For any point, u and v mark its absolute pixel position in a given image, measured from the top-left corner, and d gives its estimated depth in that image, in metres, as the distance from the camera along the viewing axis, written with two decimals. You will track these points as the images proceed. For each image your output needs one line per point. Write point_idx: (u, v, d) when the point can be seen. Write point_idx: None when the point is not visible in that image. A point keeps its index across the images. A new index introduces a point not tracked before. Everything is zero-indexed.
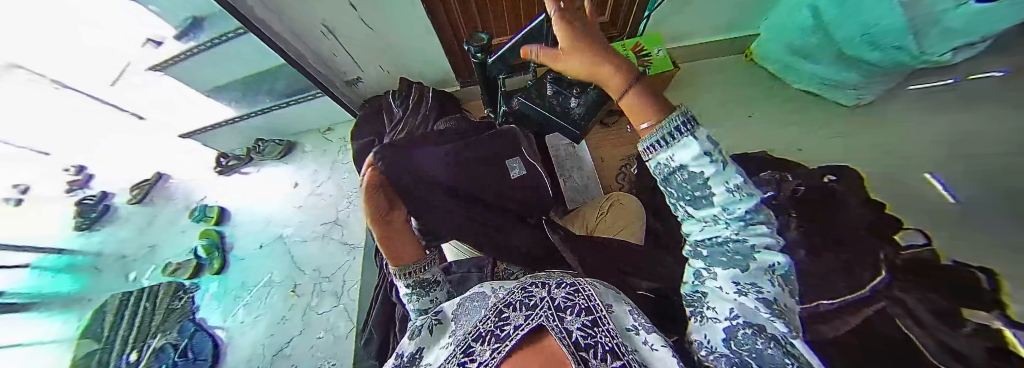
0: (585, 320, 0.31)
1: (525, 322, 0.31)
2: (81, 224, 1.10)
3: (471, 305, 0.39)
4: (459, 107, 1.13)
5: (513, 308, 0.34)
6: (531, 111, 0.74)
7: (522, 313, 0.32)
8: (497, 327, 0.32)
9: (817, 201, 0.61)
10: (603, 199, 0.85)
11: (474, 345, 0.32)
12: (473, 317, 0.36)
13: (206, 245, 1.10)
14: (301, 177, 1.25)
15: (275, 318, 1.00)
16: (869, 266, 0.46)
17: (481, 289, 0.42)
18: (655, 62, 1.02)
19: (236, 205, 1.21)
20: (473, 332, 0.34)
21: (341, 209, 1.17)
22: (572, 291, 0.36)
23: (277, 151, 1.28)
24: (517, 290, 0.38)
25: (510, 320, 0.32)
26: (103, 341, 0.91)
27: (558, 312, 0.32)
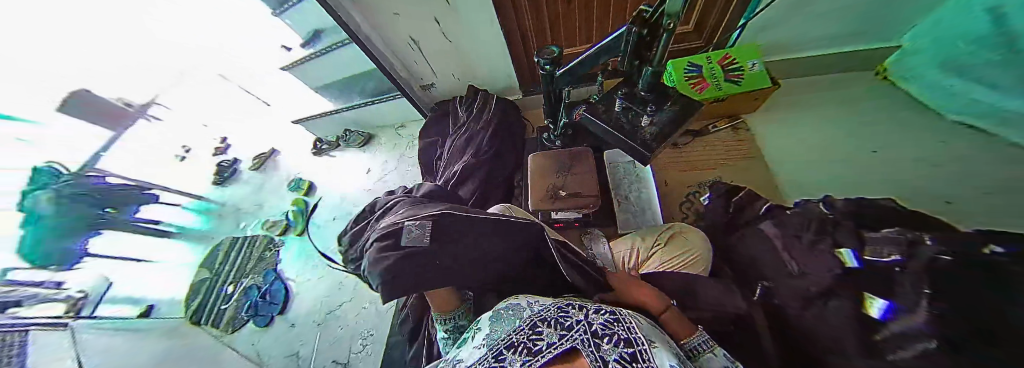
0: (622, 350, 0.30)
1: (560, 341, 0.33)
2: (218, 179, 1.41)
3: (508, 315, 0.41)
4: (519, 116, 1.17)
5: (549, 325, 0.36)
6: (595, 125, 0.72)
7: (557, 332, 0.34)
8: (531, 340, 0.34)
9: None
10: (662, 227, 0.78)
11: (507, 351, 0.33)
12: (510, 326, 0.38)
13: (296, 211, 1.32)
14: (374, 165, 1.41)
15: (332, 283, 1.11)
16: None
17: (517, 300, 0.45)
18: (747, 78, 0.90)
19: (322, 181, 1.42)
20: (508, 340, 0.36)
21: None
22: (610, 319, 0.35)
23: (359, 140, 1.48)
24: (554, 308, 0.39)
25: (544, 336, 0.34)
26: (212, 270, 1.16)
27: (594, 338, 0.32)
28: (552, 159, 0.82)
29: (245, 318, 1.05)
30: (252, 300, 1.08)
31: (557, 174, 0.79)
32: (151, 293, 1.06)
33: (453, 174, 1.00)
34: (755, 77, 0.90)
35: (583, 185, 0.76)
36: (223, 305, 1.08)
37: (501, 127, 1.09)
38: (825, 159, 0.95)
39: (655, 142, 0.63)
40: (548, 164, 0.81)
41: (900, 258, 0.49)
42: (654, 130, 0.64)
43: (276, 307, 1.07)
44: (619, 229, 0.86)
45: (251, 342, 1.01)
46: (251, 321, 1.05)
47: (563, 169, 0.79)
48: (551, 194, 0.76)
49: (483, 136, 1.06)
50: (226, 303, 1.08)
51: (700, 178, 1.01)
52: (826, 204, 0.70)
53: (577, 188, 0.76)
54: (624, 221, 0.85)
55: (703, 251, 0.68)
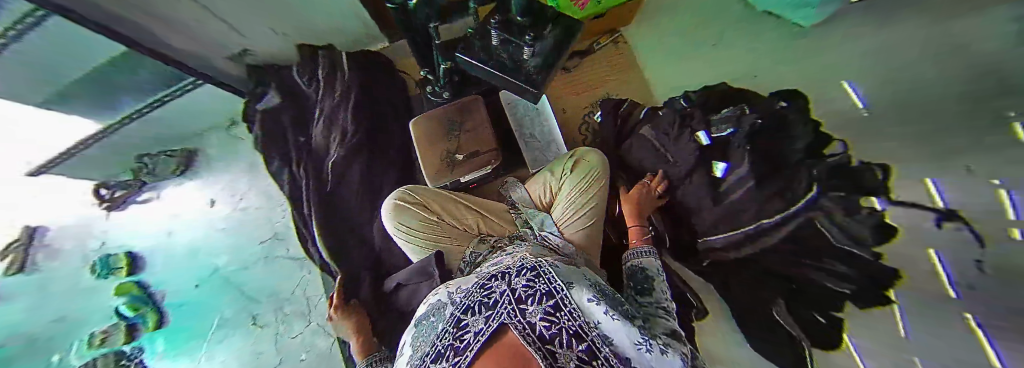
0: (545, 308, 0.34)
1: (487, 326, 0.33)
2: None
3: (430, 321, 0.40)
4: (388, 71, 0.92)
5: (474, 313, 0.36)
6: (476, 69, 0.59)
7: (481, 317, 0.35)
8: (458, 338, 0.34)
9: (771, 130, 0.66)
10: (566, 156, 0.79)
11: (439, 360, 0.33)
12: (438, 324, 0.39)
13: (130, 300, 0.91)
14: (219, 192, 1.04)
15: (247, 348, 0.93)
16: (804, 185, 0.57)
17: (440, 295, 0.44)
18: None
19: (147, 245, 0.99)
20: (433, 349, 0.35)
21: (279, 221, 1.04)
22: (530, 279, 0.39)
23: (172, 166, 1.02)
24: (477, 291, 0.39)
25: (473, 328, 0.34)
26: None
27: (519, 307, 0.35)
28: (437, 117, 0.70)
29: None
30: None
31: (448, 136, 0.69)
32: None
33: (331, 172, 0.80)
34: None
35: (480, 143, 0.70)
36: None
37: (366, 94, 0.85)
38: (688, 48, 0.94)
39: (539, 75, 0.56)
40: (434, 125, 0.70)
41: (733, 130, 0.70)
42: (539, 61, 0.56)
43: None
44: (530, 168, 0.85)
45: None
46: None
47: (454, 128, 0.69)
48: (447, 162, 0.69)
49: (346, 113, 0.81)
50: None
51: (593, 97, 1.02)
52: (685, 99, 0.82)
53: (475, 147, 0.69)
54: (533, 160, 0.84)
55: (602, 167, 0.73)
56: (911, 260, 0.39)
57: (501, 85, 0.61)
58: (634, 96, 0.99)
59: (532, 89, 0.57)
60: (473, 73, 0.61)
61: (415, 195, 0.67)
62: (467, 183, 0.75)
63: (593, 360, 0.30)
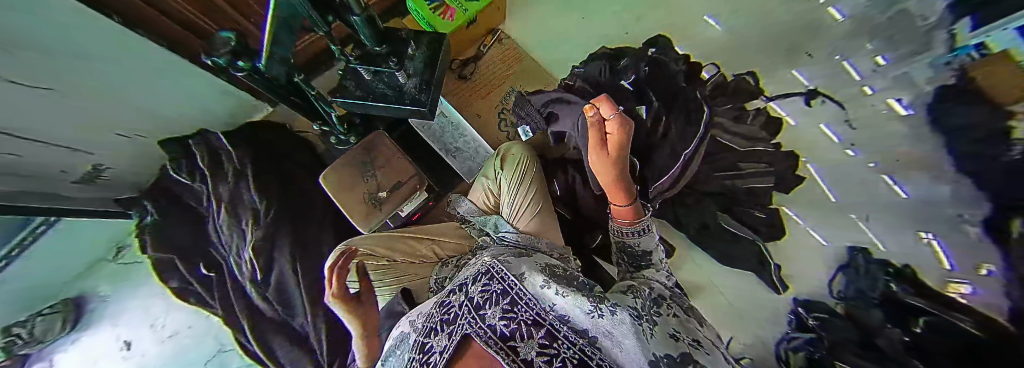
0: (503, 309, 0.35)
1: (450, 340, 0.34)
2: None
3: (399, 349, 0.39)
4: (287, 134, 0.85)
5: (435, 332, 0.35)
6: (359, 105, 0.58)
7: (444, 334, 0.35)
8: (424, 361, 0.34)
9: (656, 73, 0.82)
10: (494, 155, 0.81)
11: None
12: (406, 348, 0.38)
13: None
14: (130, 329, 0.91)
15: None
16: (698, 105, 0.75)
17: (404, 323, 0.42)
18: None
19: None
20: None
21: (219, 332, 0.92)
22: (485, 284, 0.39)
23: (55, 325, 0.84)
24: (437, 311, 0.39)
25: (438, 348, 0.34)
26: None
27: (476, 314, 0.35)
28: (346, 165, 0.68)
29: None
30: None
31: (363, 179, 0.68)
32: None
33: (252, 262, 0.69)
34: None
35: (397, 174, 0.71)
36: None
37: (267, 164, 0.76)
38: (568, 29, 1.04)
39: (423, 93, 0.57)
40: (345, 173, 0.68)
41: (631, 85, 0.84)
42: (415, 81, 0.57)
43: None
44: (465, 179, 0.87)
45: None
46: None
47: (367, 169, 0.68)
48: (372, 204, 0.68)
49: (249, 193, 0.72)
50: None
51: (501, 94, 1.04)
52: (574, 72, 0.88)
53: (393, 180, 0.70)
54: (466, 171, 0.85)
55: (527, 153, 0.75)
56: (807, 136, 0.56)
57: (390, 113, 0.60)
58: (535, 83, 1.05)
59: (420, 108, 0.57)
60: (358, 111, 0.60)
61: (354, 247, 0.64)
62: (408, 216, 0.74)
63: (554, 342, 0.31)
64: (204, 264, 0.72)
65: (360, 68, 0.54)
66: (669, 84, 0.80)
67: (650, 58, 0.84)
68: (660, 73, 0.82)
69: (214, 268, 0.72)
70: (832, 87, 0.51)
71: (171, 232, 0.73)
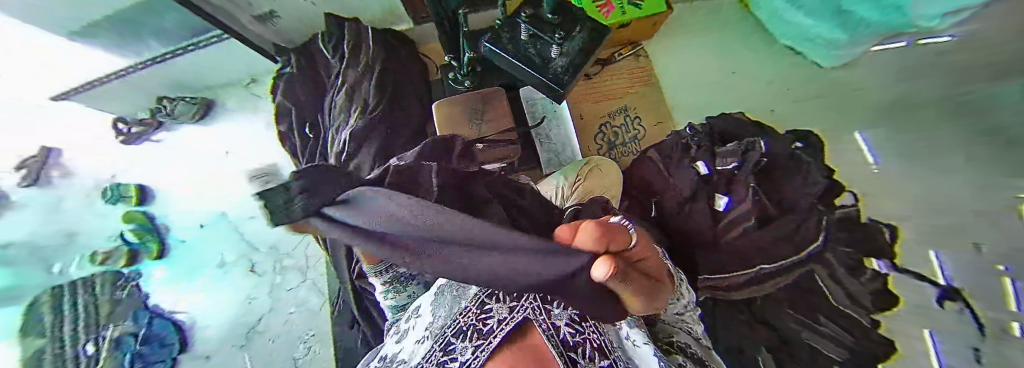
0: (572, 313, 0.31)
1: (510, 315, 0.29)
2: None
3: (450, 297, 0.35)
4: (414, 52, 0.91)
5: (494, 299, 0.31)
6: (501, 59, 0.60)
7: (505, 305, 0.30)
8: (479, 320, 0.29)
9: (779, 166, 0.73)
10: (581, 162, 0.81)
11: (455, 340, 0.29)
12: (454, 305, 0.34)
13: (137, 230, 1.00)
14: (232, 145, 1.08)
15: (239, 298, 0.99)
16: (810, 230, 0.67)
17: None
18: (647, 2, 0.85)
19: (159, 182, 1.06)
20: (450, 326, 0.31)
21: (288, 179, 1.05)
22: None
23: (191, 111, 1.04)
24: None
25: (490, 313, 0.29)
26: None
27: (545, 305, 0.30)
28: (460, 105, 0.71)
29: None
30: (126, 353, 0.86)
31: (469, 123, 0.70)
32: None
33: (342, 143, 0.76)
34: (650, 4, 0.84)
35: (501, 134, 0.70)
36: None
37: (390, 70, 0.82)
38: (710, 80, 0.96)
39: (567, 75, 0.57)
40: (456, 112, 0.71)
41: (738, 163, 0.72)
42: (565, 60, 0.57)
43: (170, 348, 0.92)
44: (543, 170, 0.86)
45: None
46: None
47: (476, 116, 0.70)
48: None
49: (369, 86, 0.79)
50: None
51: (611, 107, 0.98)
52: (690, 127, 0.83)
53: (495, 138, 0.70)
54: (546, 161, 0.86)
55: (614, 176, 0.78)
56: (905, 330, 0.65)
57: (522, 76, 0.61)
58: (650, 113, 0.97)
59: (556, 87, 0.57)
60: (497, 63, 0.62)
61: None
62: None
63: None
64: (309, 125, 0.82)
65: (525, 28, 0.55)
66: (789, 188, 0.71)
67: (785, 150, 0.75)
68: (780, 170, 0.73)
69: (314, 133, 0.82)
70: (973, 294, 0.53)
71: (298, 88, 0.84)
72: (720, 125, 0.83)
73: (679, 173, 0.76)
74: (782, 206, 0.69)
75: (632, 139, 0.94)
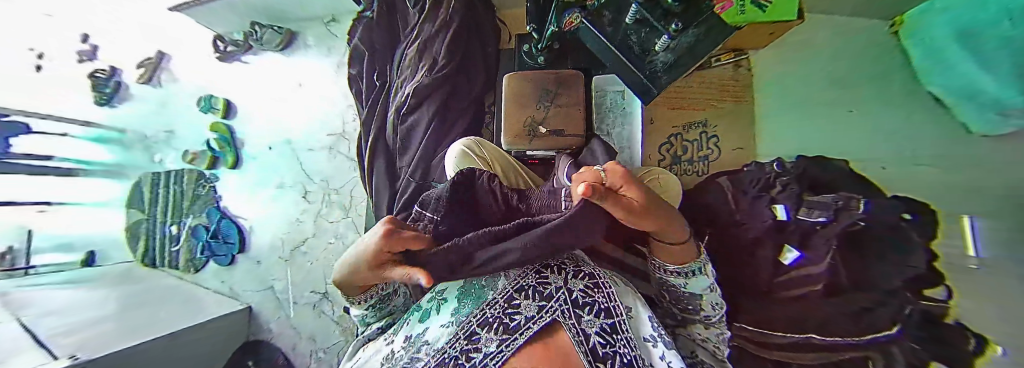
0: (604, 323, 0.28)
1: (539, 314, 0.28)
2: (101, 100, 1.25)
3: (475, 285, 0.33)
4: (492, 15, 0.85)
5: (525, 295, 0.29)
6: (594, 40, 0.60)
7: (536, 305, 0.28)
8: (507, 318, 0.28)
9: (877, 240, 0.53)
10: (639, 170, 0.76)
11: (480, 331, 0.28)
12: (479, 296, 0.31)
13: (220, 140, 1.16)
14: (305, 78, 1.14)
15: (290, 219, 1.12)
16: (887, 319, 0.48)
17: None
18: None
19: (241, 101, 1.19)
20: (477, 315, 0.30)
21: (348, 121, 1.10)
22: (592, 283, 0.31)
23: (276, 40, 1.13)
24: (528, 269, 0.32)
25: (520, 310, 0.28)
26: (145, 212, 1.16)
27: (576, 309, 0.28)
28: (531, 81, 0.67)
29: (202, 259, 1.14)
30: (203, 240, 1.14)
31: (536, 104, 0.66)
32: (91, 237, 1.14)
33: (405, 98, 0.76)
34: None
35: (567, 122, 0.65)
36: (174, 246, 1.15)
37: (465, 30, 0.79)
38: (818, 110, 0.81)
39: (665, 74, 0.56)
40: (526, 89, 0.67)
41: (825, 219, 0.59)
42: (669, 57, 0.53)
43: (232, 246, 1.13)
44: None
45: (218, 280, 1.15)
46: (210, 262, 1.15)
47: (545, 98, 0.66)
48: (528, 130, 0.65)
49: (441, 44, 0.77)
50: (175, 243, 1.14)
51: (690, 119, 0.95)
52: (778, 163, 0.73)
53: (560, 125, 0.65)
54: None
55: (675, 194, 0.71)
56: None
57: (612, 63, 0.60)
58: (731, 134, 0.91)
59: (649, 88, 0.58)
60: (591, 45, 0.61)
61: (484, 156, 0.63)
62: (529, 157, 0.71)
63: None
64: (377, 74, 0.84)
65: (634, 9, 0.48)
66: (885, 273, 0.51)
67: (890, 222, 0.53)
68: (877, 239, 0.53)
69: (381, 82, 0.84)
70: None
71: (373, 31, 0.84)
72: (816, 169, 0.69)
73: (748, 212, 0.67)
74: (857, 283, 0.53)
75: (703, 158, 0.93)
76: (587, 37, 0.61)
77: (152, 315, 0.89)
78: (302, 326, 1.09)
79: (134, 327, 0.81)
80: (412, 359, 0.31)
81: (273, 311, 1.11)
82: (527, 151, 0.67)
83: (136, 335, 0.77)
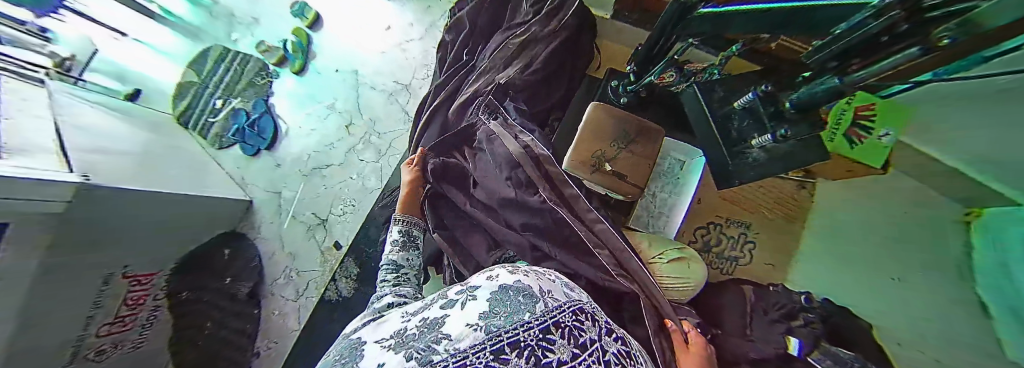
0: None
1: (573, 361, 0.24)
2: None
3: (512, 299, 0.30)
4: (593, 42, 0.86)
5: (563, 331, 0.27)
6: (699, 112, 0.65)
7: (571, 348, 0.25)
8: (545, 354, 0.24)
9: None
10: (673, 243, 0.75)
11: (509, 352, 0.24)
12: (509, 313, 0.28)
13: (296, 45, 1.19)
14: (396, 23, 1.17)
15: (324, 141, 1.14)
16: None
17: (523, 278, 0.34)
18: (866, 145, 0.61)
19: (329, 17, 1.22)
20: (503, 331, 0.26)
21: (417, 77, 1.12)
22: (625, 351, 0.29)
23: None
24: (565, 306, 0.30)
25: (554, 348, 0.24)
26: (200, 78, 1.20)
27: None
28: (615, 119, 0.69)
29: (231, 140, 1.17)
30: (239, 125, 1.17)
31: (612, 142, 0.68)
32: (138, 77, 1.18)
33: (488, 84, 0.78)
34: (873, 148, 0.60)
35: (632, 171, 0.68)
36: (211, 118, 1.17)
37: (568, 46, 0.80)
38: (838, 256, 0.76)
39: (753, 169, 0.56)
40: (608, 122, 0.69)
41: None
42: (761, 156, 0.55)
43: (262, 141, 1.15)
44: (629, 221, 0.83)
45: (234, 165, 1.18)
46: (237, 146, 1.18)
47: (622, 141, 0.69)
48: (594, 161, 0.68)
49: (542, 50, 0.78)
50: (213, 116, 1.17)
51: (735, 216, 0.94)
52: (807, 298, 0.70)
53: (625, 169, 0.68)
54: (637, 216, 0.81)
55: (698, 280, 0.70)
56: None
57: (705, 133, 0.65)
58: (766, 247, 0.91)
59: (731, 166, 0.60)
60: (693, 107, 0.67)
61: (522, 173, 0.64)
62: (580, 184, 0.73)
63: None
64: (468, 50, 0.86)
65: (751, 98, 0.52)
66: None
67: None
68: None
69: (469, 56, 0.86)
70: None
71: (483, 11, 0.86)
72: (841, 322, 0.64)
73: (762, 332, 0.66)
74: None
75: (731, 257, 0.92)
76: (695, 104, 0.66)
77: (161, 169, 0.89)
78: (288, 241, 1.10)
79: (145, 173, 0.82)
80: (426, 346, 0.27)
81: (269, 217, 1.13)
82: (584, 179, 0.69)
83: (142, 180, 0.78)
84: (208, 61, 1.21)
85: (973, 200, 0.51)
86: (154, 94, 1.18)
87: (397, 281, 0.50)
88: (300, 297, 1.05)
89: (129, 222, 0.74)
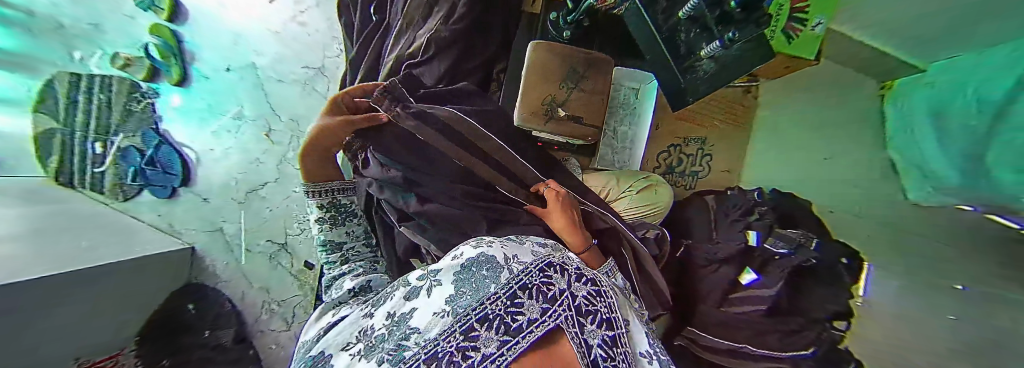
0: (604, 335, 0.29)
1: (542, 318, 0.26)
2: None
3: (480, 272, 0.30)
4: None
5: (529, 294, 0.28)
6: (645, 32, 0.63)
7: (540, 305, 0.27)
8: (512, 318, 0.26)
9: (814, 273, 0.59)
10: (637, 174, 0.76)
11: (478, 327, 0.25)
12: (476, 289, 0.29)
13: (162, 48, 0.96)
14: None
15: (247, 158, 1.00)
16: (806, 340, 0.56)
17: (487, 250, 0.33)
18: (801, 38, 0.61)
19: (194, 3, 0.98)
20: (473, 308, 0.27)
21: (330, 55, 0.97)
22: (594, 292, 0.32)
23: None
24: (533, 267, 0.31)
25: (523, 310, 0.26)
26: (60, 121, 0.95)
27: (579, 317, 0.28)
28: (558, 57, 0.65)
29: (135, 186, 0.99)
30: (137, 166, 0.97)
31: (562, 84, 0.65)
32: None
33: (412, 48, 0.68)
34: (806, 41, 0.61)
35: (585, 111, 0.66)
36: (98, 168, 0.98)
37: None
38: (781, 148, 0.82)
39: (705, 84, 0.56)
40: (551, 62, 0.65)
41: (787, 251, 0.60)
42: (712, 67, 0.54)
43: (174, 178, 0.99)
44: (595, 163, 0.83)
45: (154, 212, 1.02)
46: (146, 191, 1.00)
47: (572, 79, 0.65)
48: (545, 110, 0.64)
49: None
50: (99, 165, 0.97)
51: (691, 133, 0.98)
52: (759, 193, 0.77)
53: (578, 110, 0.66)
54: (601, 156, 0.81)
55: (665, 202, 0.72)
56: None
57: (654, 54, 0.64)
58: (722, 155, 0.97)
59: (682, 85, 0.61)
60: (639, 29, 0.64)
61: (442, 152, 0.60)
62: (536, 139, 0.70)
63: None
64: (375, 7, 0.74)
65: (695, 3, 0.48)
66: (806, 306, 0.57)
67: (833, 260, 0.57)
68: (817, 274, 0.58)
69: (379, 18, 0.74)
70: None
71: None
72: (786, 205, 0.71)
73: (726, 232, 0.73)
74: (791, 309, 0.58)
75: (693, 172, 0.98)
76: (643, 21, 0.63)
77: (66, 244, 0.76)
78: (255, 275, 1.03)
79: (38, 253, 0.68)
80: (395, 347, 0.27)
81: (221, 255, 1.03)
82: (538, 131, 0.66)
83: (44, 261, 0.65)
84: (59, 98, 0.96)
85: (884, 74, 0.55)
86: (9, 156, 0.91)
87: (345, 258, 0.53)
88: (292, 324, 1.02)
89: (76, 304, 0.66)
